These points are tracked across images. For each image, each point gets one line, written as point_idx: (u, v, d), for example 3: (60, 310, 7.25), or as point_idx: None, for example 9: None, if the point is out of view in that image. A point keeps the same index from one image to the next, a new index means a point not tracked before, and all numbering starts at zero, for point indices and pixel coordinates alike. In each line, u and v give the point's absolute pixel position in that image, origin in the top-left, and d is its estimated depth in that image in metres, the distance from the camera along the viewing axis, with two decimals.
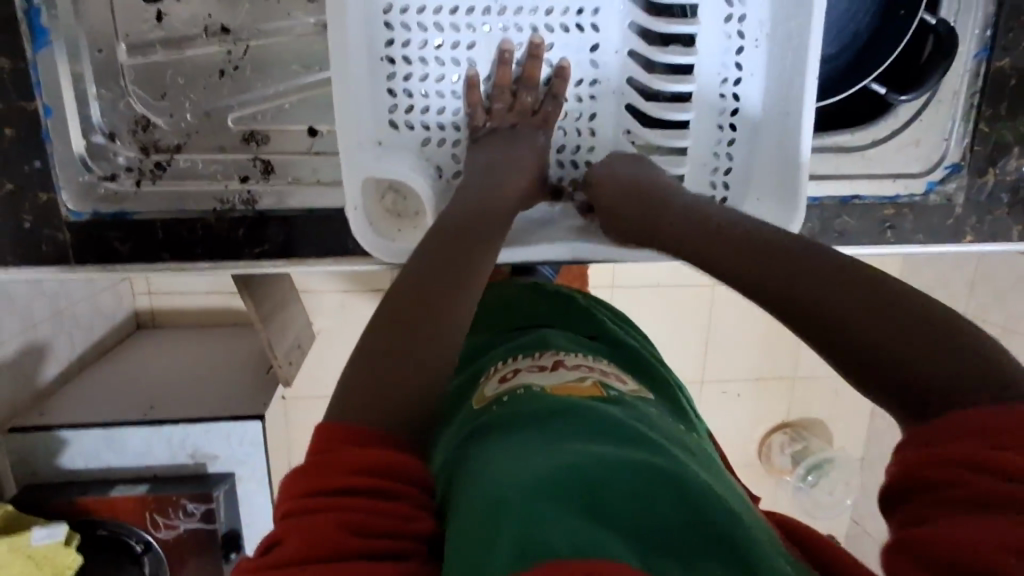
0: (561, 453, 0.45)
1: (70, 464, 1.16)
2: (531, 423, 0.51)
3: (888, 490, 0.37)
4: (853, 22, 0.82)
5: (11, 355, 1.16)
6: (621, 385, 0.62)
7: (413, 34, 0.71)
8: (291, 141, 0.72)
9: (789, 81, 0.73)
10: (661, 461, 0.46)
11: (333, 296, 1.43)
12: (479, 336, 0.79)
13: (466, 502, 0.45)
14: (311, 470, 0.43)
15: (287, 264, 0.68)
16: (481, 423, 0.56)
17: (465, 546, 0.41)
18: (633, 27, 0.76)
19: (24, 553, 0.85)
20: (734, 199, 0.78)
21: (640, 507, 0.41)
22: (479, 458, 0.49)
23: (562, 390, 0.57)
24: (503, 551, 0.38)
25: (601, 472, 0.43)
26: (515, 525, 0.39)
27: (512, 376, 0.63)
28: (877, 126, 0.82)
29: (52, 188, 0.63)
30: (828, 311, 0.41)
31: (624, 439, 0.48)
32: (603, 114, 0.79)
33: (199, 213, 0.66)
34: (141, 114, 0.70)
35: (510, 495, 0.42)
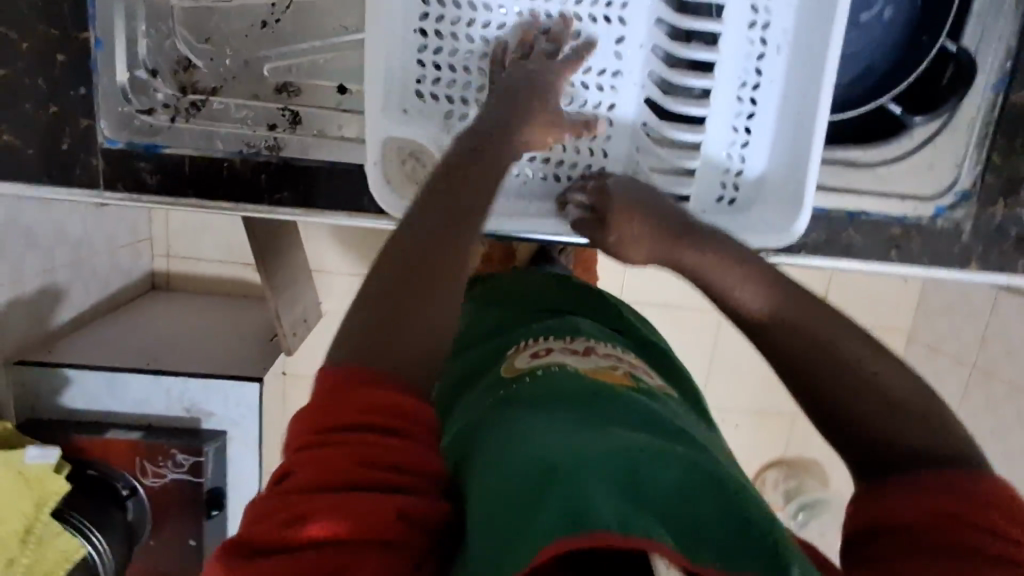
0: (609, 434, 0.48)
1: (71, 403, 1.20)
2: (571, 400, 0.54)
3: (888, 526, 0.47)
4: (870, 56, 0.84)
5: (31, 292, 1.20)
6: (649, 380, 0.64)
7: (447, 10, 0.75)
8: (322, 97, 0.75)
9: (807, 87, 0.76)
10: (701, 458, 0.48)
11: (345, 280, 1.46)
12: (491, 317, 0.79)
13: (502, 465, 0.47)
14: (320, 409, 0.44)
15: (303, 212, 0.71)
16: (511, 392, 0.58)
17: (505, 506, 0.43)
18: (659, 22, 0.79)
19: (15, 469, 0.86)
20: (740, 202, 0.81)
21: (681, 492, 0.44)
22: (519, 424, 0.52)
23: (595, 373, 0.59)
24: (550, 516, 0.40)
25: (647, 457, 0.45)
26: (563, 495, 0.41)
27: (543, 354, 0.64)
28: (888, 147, 0.83)
29: (93, 115, 0.66)
30: (819, 375, 0.54)
31: (664, 436, 0.51)
32: (623, 105, 0.80)
33: (225, 154, 0.69)
34: (184, 55, 0.73)
35: (562, 461, 0.44)
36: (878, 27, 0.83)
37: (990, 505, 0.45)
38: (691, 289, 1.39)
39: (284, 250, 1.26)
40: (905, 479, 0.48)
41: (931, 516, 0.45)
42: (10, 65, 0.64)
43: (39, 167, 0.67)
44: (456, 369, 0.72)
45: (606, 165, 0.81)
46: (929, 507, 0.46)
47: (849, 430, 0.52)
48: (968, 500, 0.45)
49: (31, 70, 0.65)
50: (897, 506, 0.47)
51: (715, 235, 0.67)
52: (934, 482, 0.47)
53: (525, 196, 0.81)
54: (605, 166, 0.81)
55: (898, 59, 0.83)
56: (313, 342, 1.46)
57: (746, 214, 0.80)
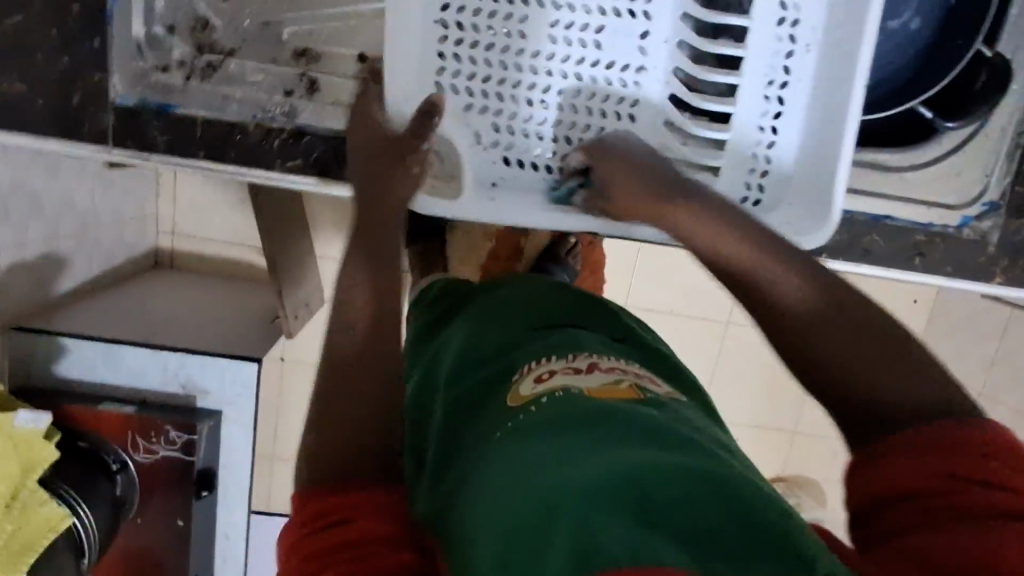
0: (611, 459, 0.48)
1: (65, 372, 1.18)
2: (569, 425, 0.53)
3: (897, 499, 0.45)
4: (891, 62, 0.82)
5: (33, 258, 1.19)
6: (656, 389, 0.61)
7: (469, 0, 0.72)
8: (346, 66, 0.72)
9: (838, 84, 0.73)
10: (712, 467, 0.48)
11: None
12: (487, 333, 0.72)
13: (501, 509, 0.48)
14: (302, 516, 0.55)
15: (317, 181, 0.69)
16: (518, 420, 0.57)
17: (512, 549, 0.45)
18: (685, 18, 0.78)
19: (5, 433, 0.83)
20: (767, 203, 0.77)
21: (692, 503, 0.44)
22: (521, 459, 0.52)
23: (599, 394, 0.57)
24: (558, 558, 0.41)
25: (650, 479, 0.46)
26: (565, 537, 0.43)
27: (546, 378, 0.61)
28: (920, 150, 0.81)
29: (104, 71, 0.65)
30: (816, 355, 0.53)
31: (669, 445, 0.50)
32: (646, 103, 0.77)
33: (238, 118, 0.67)
34: (203, 14, 0.72)
35: (565, 501, 0.45)
36: (903, 34, 0.81)
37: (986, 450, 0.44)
38: (697, 298, 1.37)
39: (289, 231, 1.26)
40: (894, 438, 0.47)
41: (934, 479, 0.44)
42: (21, 14, 0.63)
43: (47, 123, 0.65)
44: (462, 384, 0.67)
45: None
46: (928, 469, 0.44)
47: (847, 404, 0.51)
48: (965, 448, 0.44)
49: (43, 21, 0.63)
50: (898, 478, 0.45)
51: (701, 207, 0.62)
52: (935, 440, 0.46)
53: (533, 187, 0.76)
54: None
55: (920, 64, 0.82)
56: (312, 330, 1.44)
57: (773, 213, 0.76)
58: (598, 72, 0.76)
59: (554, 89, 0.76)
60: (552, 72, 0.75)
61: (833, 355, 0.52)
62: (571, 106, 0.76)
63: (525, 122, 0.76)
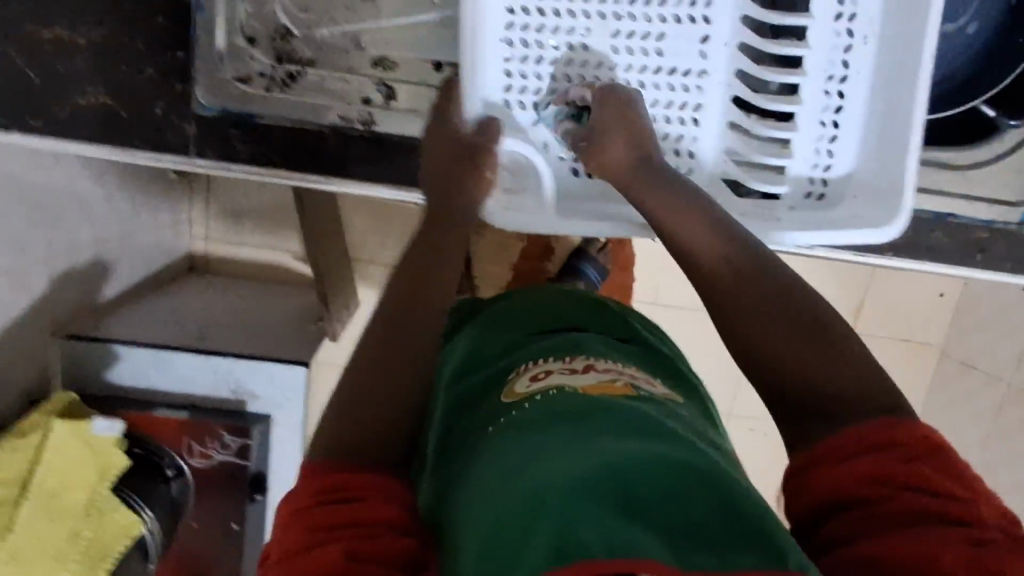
0: (596, 452, 0.50)
1: (116, 378, 1.18)
2: (559, 421, 0.55)
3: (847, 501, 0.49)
4: (946, 67, 0.83)
5: (83, 263, 1.20)
6: (651, 388, 0.64)
7: (531, 16, 0.70)
8: (419, 73, 0.72)
9: (901, 74, 0.69)
10: (695, 460, 0.50)
11: (381, 270, 1.46)
12: (490, 335, 0.76)
13: (487, 503, 0.50)
14: (308, 490, 0.54)
15: (398, 189, 0.70)
16: (511, 416, 0.59)
17: (495, 540, 0.46)
18: (745, 20, 0.74)
19: (83, 440, 0.85)
20: (830, 197, 0.75)
21: (673, 498, 0.46)
22: (508, 452, 0.54)
23: (595, 390, 0.59)
24: (536, 550, 0.43)
25: (633, 474, 0.48)
26: (547, 530, 0.44)
27: (543, 376, 0.64)
28: (978, 149, 0.81)
29: (188, 80, 0.66)
30: (778, 355, 0.57)
31: (655, 438, 0.52)
32: (711, 107, 0.75)
33: (319, 126, 0.68)
34: (283, 25, 0.71)
35: (550, 493, 0.47)
36: (959, 39, 0.82)
37: (913, 458, 0.48)
38: None
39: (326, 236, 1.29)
40: (839, 440, 0.51)
41: (873, 482, 0.48)
42: (110, 23, 0.64)
43: (132, 131, 0.66)
44: (468, 380, 0.70)
45: (694, 167, 0.75)
46: (865, 473, 0.48)
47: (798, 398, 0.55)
48: (897, 457, 0.49)
49: (130, 30, 0.64)
50: (839, 481, 0.49)
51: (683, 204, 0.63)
52: (873, 440, 0.50)
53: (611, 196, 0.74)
54: (693, 168, 0.75)
55: (979, 62, 0.82)
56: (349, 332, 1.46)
57: (834, 210, 0.74)
58: (660, 79, 0.74)
59: None
60: (617, 81, 0.73)
61: (785, 351, 0.56)
62: None
63: None
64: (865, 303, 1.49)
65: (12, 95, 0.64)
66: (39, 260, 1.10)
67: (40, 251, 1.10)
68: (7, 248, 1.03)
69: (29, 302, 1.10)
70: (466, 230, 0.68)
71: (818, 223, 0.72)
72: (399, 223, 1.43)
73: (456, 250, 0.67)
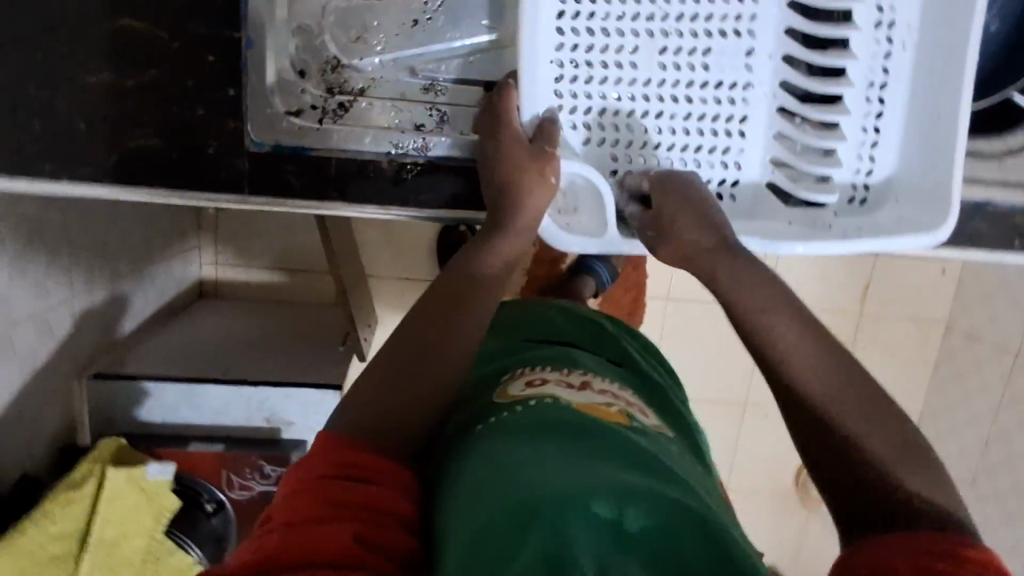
0: (595, 473, 0.48)
1: (148, 416, 1.13)
2: (561, 433, 0.53)
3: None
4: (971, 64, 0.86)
5: (101, 301, 1.17)
6: (644, 418, 0.62)
7: (581, 37, 0.71)
8: (467, 96, 0.72)
9: (943, 80, 0.69)
10: (689, 497, 0.48)
11: (395, 283, 1.45)
12: (492, 347, 0.77)
13: (478, 501, 0.48)
14: (326, 459, 0.50)
15: (453, 211, 0.71)
16: (501, 416, 0.58)
17: (483, 538, 0.44)
18: (789, 31, 0.75)
19: (137, 485, 0.99)
20: (871, 203, 0.77)
21: (664, 536, 0.44)
22: (503, 456, 0.51)
23: (589, 408, 0.58)
24: (525, 561, 0.42)
25: (630, 501, 0.45)
26: (540, 543, 0.43)
27: (538, 384, 0.63)
28: (1015, 137, 0.83)
29: (241, 117, 0.65)
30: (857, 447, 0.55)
31: (651, 468, 0.50)
32: (755, 119, 0.76)
33: (374, 156, 0.68)
34: (334, 55, 0.70)
35: (542, 506, 0.45)
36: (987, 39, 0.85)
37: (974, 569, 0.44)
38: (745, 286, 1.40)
39: (344, 254, 1.28)
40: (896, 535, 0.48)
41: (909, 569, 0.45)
42: (161, 66, 0.63)
43: (183, 171, 0.65)
44: (465, 381, 0.71)
45: (740, 178, 0.77)
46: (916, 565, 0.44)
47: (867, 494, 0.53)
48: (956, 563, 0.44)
49: (180, 71, 0.63)
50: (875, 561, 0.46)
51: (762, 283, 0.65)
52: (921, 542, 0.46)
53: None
54: (739, 179, 0.77)
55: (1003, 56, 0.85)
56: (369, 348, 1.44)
57: (874, 215, 0.75)
58: (707, 93, 0.75)
59: (667, 113, 0.74)
60: (664, 97, 0.74)
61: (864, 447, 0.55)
62: (682, 127, 0.75)
63: (643, 148, 0.75)
64: (871, 282, 1.51)
65: (64, 141, 0.63)
66: (62, 301, 1.06)
67: (63, 291, 1.06)
68: (32, 293, 0.99)
69: (54, 350, 1.05)
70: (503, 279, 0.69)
71: (871, 228, 0.74)
72: (413, 236, 1.42)
73: (487, 287, 0.67)
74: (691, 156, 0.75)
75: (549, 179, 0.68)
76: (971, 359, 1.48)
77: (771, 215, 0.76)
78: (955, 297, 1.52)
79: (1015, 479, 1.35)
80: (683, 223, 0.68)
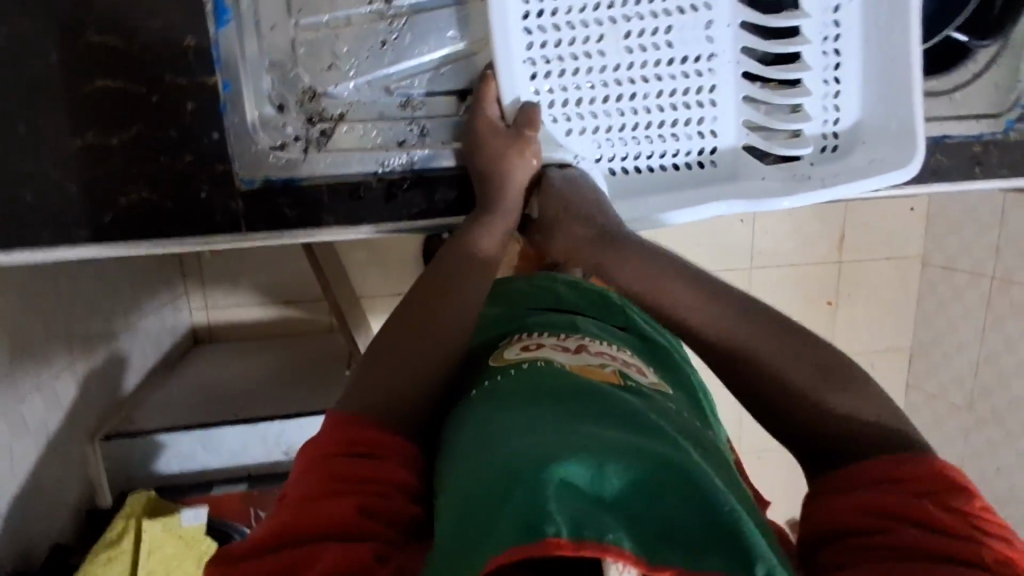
0: (580, 433, 0.47)
1: (166, 469, 1.12)
2: (563, 398, 0.53)
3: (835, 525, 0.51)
4: None
5: (100, 363, 1.17)
6: (642, 376, 0.64)
7: (548, 34, 0.74)
8: (444, 106, 0.76)
9: (891, 22, 0.74)
10: (674, 452, 0.46)
11: (389, 300, 1.46)
12: (498, 315, 0.80)
13: (463, 472, 0.47)
14: (330, 439, 0.56)
15: (437, 217, 0.73)
16: (498, 381, 0.59)
17: (468, 505, 0.43)
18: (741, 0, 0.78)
19: (175, 533, 1.01)
20: (843, 148, 0.80)
21: (644, 496, 0.43)
22: (492, 423, 0.51)
23: (581, 370, 0.59)
24: (508, 519, 0.40)
25: (611, 455, 0.44)
26: (522, 498, 0.41)
27: (534, 348, 0.65)
28: (957, 74, 0.88)
29: (228, 158, 0.66)
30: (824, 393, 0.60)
31: (639, 428, 0.49)
32: (723, 87, 0.79)
33: (362, 176, 0.70)
34: (308, 85, 0.71)
35: (522, 463, 0.43)
36: None
37: (918, 492, 0.49)
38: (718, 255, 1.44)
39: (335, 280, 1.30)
40: (842, 474, 0.53)
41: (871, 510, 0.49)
42: (142, 120, 0.64)
43: (179, 221, 0.66)
44: (471, 342, 0.75)
45: (718, 145, 0.80)
46: (870, 506, 0.49)
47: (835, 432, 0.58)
48: (900, 489, 0.50)
49: (162, 122, 0.64)
50: (843, 511, 0.50)
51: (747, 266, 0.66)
52: (881, 481, 0.51)
53: (653, 188, 0.80)
54: (716, 145, 0.80)
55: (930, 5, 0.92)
56: None
57: (848, 159, 0.79)
58: (675, 69, 0.78)
59: (640, 94, 0.77)
60: (634, 78, 0.77)
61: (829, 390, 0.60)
62: (656, 105, 0.78)
63: (621, 130, 0.78)
64: (845, 229, 1.57)
65: (58, 208, 0.64)
66: (64, 368, 1.06)
67: (63, 358, 1.06)
68: (35, 365, 0.99)
69: (64, 419, 1.05)
70: (488, 269, 0.73)
71: (841, 175, 0.77)
72: (401, 252, 1.44)
73: (469, 275, 0.71)
74: (667, 130, 0.79)
75: (530, 161, 0.74)
76: (950, 287, 1.54)
77: (749, 174, 0.80)
78: (927, 233, 1.59)
79: (1009, 397, 1.41)
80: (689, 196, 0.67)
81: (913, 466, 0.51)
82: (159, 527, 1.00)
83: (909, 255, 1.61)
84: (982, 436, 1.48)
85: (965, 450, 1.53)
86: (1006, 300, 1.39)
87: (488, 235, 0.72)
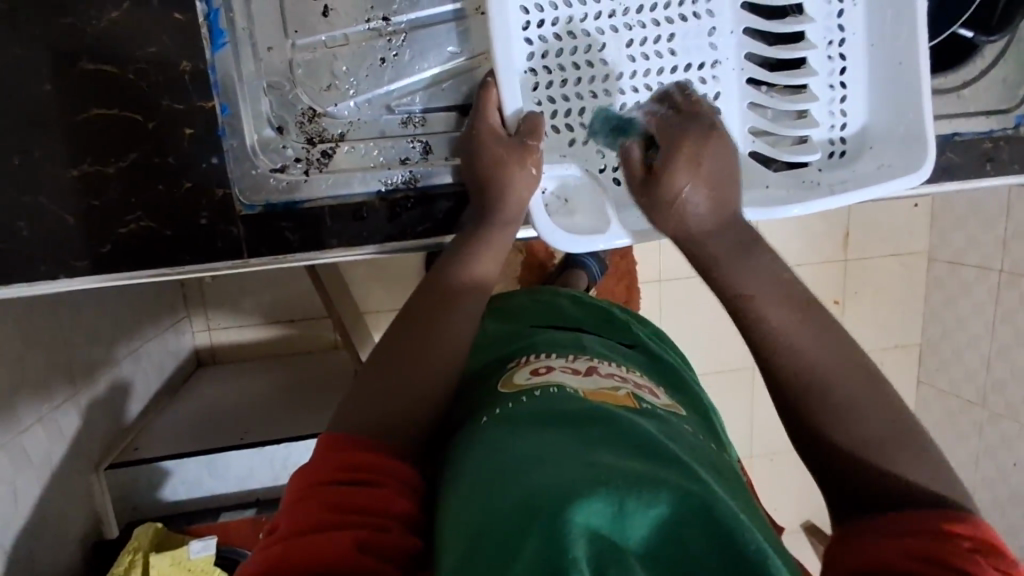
0: (596, 463, 0.44)
1: (173, 496, 1.10)
2: (576, 424, 0.51)
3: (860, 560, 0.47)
4: None
5: (103, 391, 1.15)
6: (654, 398, 0.62)
7: (550, 43, 0.73)
8: (444, 123, 0.74)
9: (896, 26, 0.72)
10: (694, 483, 0.44)
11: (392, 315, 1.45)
12: (505, 331, 0.78)
13: (473, 509, 0.44)
14: (324, 465, 0.54)
15: (437, 237, 0.72)
16: (510, 406, 0.57)
17: (479, 545, 0.41)
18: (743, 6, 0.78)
19: (184, 565, 1.00)
20: (852, 153, 0.79)
21: (664, 534, 0.41)
22: (504, 454, 0.49)
23: (595, 395, 0.57)
24: (526, 564, 0.37)
25: (630, 488, 0.41)
26: (541, 540, 0.38)
27: (544, 372, 0.63)
28: (965, 70, 0.87)
29: (227, 183, 0.65)
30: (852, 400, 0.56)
31: (655, 457, 0.47)
32: (728, 94, 0.78)
33: (365, 197, 0.69)
34: (308, 106, 0.71)
35: (539, 502, 0.41)
36: None
37: (968, 546, 0.45)
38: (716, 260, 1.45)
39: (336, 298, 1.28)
40: (881, 518, 0.49)
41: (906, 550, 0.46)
42: (138, 148, 0.63)
43: (178, 249, 0.65)
44: (480, 363, 0.73)
45: None
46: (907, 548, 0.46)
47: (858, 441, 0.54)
48: (946, 540, 0.46)
49: (158, 149, 0.63)
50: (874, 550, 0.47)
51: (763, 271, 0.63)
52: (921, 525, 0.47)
53: None
54: None
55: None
56: None
57: (858, 165, 0.77)
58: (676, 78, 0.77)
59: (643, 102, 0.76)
60: (637, 88, 0.76)
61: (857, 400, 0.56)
62: None
63: None
64: (850, 228, 1.55)
65: (53, 240, 0.63)
66: (66, 399, 1.05)
67: (65, 389, 1.04)
68: (37, 396, 0.97)
69: (66, 449, 1.03)
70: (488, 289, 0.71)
71: (851, 180, 0.75)
72: (402, 266, 1.43)
73: (469, 294, 0.69)
74: None
75: (530, 171, 0.69)
76: (959, 282, 1.52)
77: (758, 181, 0.77)
78: (932, 228, 1.57)
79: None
80: (694, 189, 0.63)
81: (950, 517, 0.48)
82: (167, 560, 0.99)
83: (914, 251, 1.59)
84: (997, 432, 1.45)
85: (982, 447, 1.50)
86: (1017, 292, 1.37)
87: (491, 252, 0.69)
